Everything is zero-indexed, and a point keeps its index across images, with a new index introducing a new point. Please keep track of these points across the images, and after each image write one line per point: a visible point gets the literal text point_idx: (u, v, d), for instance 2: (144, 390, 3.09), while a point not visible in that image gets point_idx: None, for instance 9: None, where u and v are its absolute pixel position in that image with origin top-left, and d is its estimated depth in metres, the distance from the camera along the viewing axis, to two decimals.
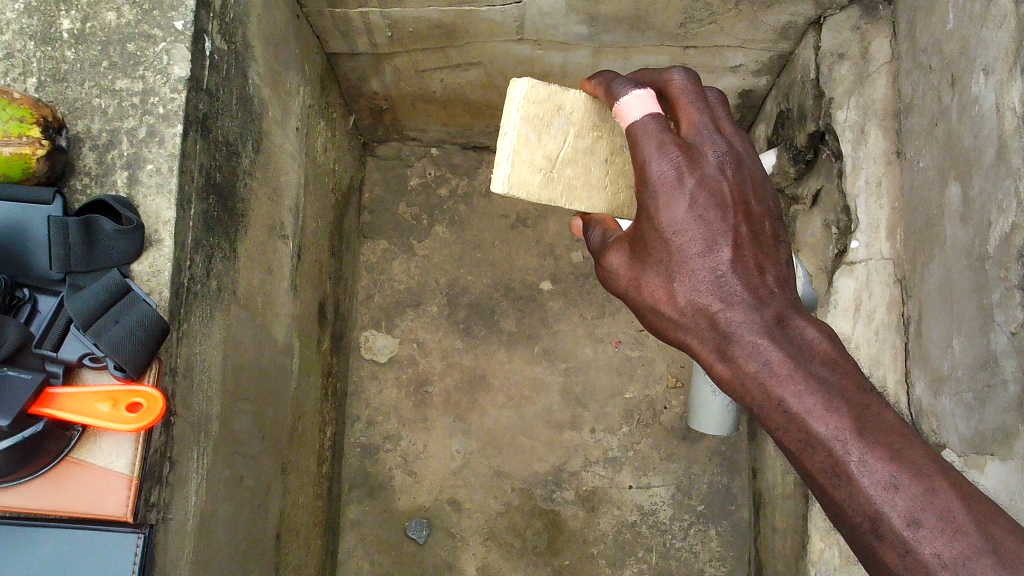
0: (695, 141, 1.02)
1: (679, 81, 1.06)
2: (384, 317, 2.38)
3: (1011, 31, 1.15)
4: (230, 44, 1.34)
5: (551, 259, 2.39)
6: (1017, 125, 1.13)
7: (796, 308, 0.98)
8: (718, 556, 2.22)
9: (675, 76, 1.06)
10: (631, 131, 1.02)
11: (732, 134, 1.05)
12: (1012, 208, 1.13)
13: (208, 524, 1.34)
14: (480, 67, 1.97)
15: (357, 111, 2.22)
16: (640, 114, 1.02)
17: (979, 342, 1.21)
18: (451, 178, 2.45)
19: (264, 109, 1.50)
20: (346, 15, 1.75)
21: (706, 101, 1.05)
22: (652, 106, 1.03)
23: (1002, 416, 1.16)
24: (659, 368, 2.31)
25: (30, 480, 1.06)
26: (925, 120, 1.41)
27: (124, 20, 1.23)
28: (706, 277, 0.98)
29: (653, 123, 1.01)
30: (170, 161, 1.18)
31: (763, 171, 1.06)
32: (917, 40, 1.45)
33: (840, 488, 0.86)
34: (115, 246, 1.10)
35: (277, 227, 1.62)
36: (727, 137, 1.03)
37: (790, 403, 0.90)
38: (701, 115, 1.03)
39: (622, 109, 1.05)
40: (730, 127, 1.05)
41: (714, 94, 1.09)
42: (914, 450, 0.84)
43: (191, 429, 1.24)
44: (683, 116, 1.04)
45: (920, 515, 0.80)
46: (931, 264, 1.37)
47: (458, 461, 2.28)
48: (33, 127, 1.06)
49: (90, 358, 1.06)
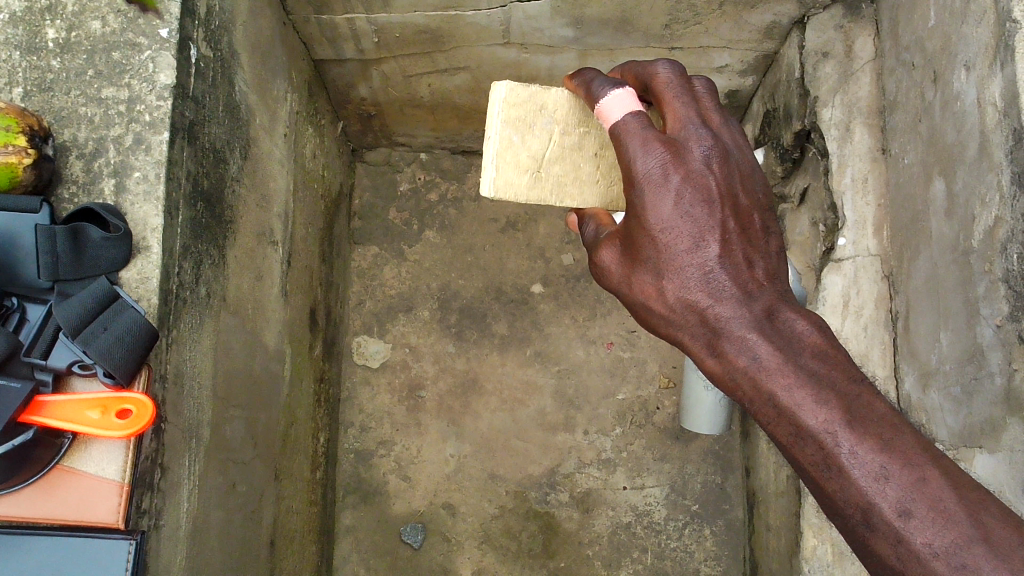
0: (680, 135, 1.02)
1: (664, 74, 1.06)
2: (375, 322, 2.38)
3: (990, 27, 1.16)
4: (216, 51, 1.34)
5: (541, 261, 2.40)
6: (998, 119, 1.13)
7: (785, 300, 0.98)
8: (713, 556, 2.22)
9: (661, 69, 1.06)
10: (616, 129, 1.02)
11: (719, 127, 1.05)
12: (996, 201, 1.14)
13: (200, 530, 1.33)
14: (467, 72, 1.97)
15: (345, 117, 2.22)
16: (623, 112, 1.03)
17: (966, 335, 1.22)
18: (441, 183, 2.45)
19: (251, 116, 1.51)
20: (333, 22, 1.76)
21: (691, 95, 1.05)
22: (632, 105, 1.03)
23: (990, 409, 1.17)
24: (651, 368, 2.32)
25: (20, 488, 1.06)
26: (909, 116, 1.42)
27: (109, 28, 1.23)
28: (694, 272, 0.98)
29: (636, 120, 1.01)
30: (157, 168, 1.18)
31: (751, 162, 1.06)
32: (899, 37, 1.46)
33: (832, 480, 0.86)
34: (103, 254, 1.10)
35: (266, 233, 1.62)
36: (713, 131, 1.04)
37: (780, 396, 0.90)
38: (686, 109, 1.03)
39: (605, 108, 1.06)
40: (717, 121, 1.05)
41: (701, 85, 1.09)
42: (905, 440, 0.84)
43: (182, 435, 1.25)
44: (669, 110, 1.04)
45: (911, 505, 0.81)
46: (917, 260, 1.38)
47: (452, 465, 2.28)
48: (19, 136, 1.07)
49: (78, 366, 1.07)
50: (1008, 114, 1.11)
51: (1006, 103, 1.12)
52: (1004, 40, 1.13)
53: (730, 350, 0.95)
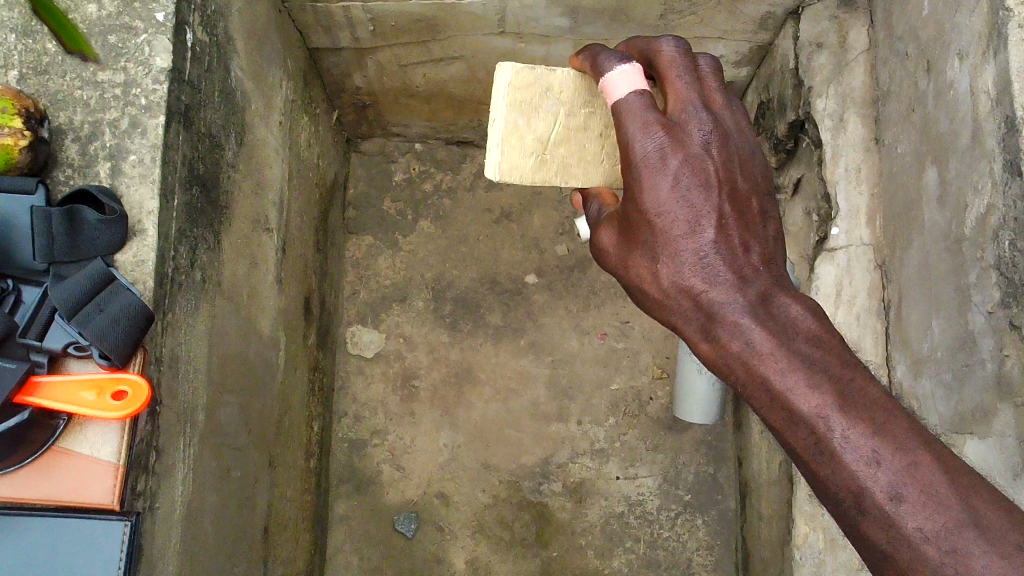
0: (680, 117, 1.01)
1: (670, 52, 1.05)
2: (370, 312, 2.38)
3: (983, 16, 1.17)
4: (212, 36, 1.34)
5: (535, 252, 2.40)
6: (990, 106, 1.14)
7: (781, 286, 0.98)
8: (706, 545, 2.23)
9: (665, 47, 1.05)
10: (616, 109, 1.02)
11: (722, 109, 1.04)
12: (988, 188, 1.14)
13: (196, 514, 1.34)
14: (462, 61, 1.98)
15: (340, 107, 2.22)
16: (625, 91, 1.02)
17: (958, 322, 1.23)
18: (435, 173, 2.46)
19: (247, 102, 1.51)
20: (328, 10, 1.76)
21: (695, 75, 1.04)
22: (637, 82, 1.02)
23: (981, 396, 1.18)
24: (644, 359, 2.32)
25: (15, 470, 1.06)
26: (902, 106, 1.43)
27: (105, 11, 1.23)
28: (690, 258, 0.98)
29: (637, 102, 1.00)
30: (152, 151, 1.18)
31: (751, 146, 1.05)
32: (893, 28, 1.47)
33: (825, 465, 0.86)
34: (98, 236, 1.10)
35: (262, 220, 1.62)
36: (715, 113, 1.03)
37: (773, 381, 0.90)
38: (688, 90, 1.03)
39: (607, 85, 1.05)
40: (721, 102, 1.05)
41: (707, 62, 1.08)
42: (898, 425, 0.84)
43: (177, 419, 1.25)
44: (670, 90, 1.03)
45: (902, 490, 0.81)
46: (910, 248, 1.39)
47: (446, 454, 2.29)
48: (15, 118, 1.07)
49: (74, 347, 1.06)
50: (1001, 102, 1.12)
51: (998, 91, 1.13)
52: (997, 29, 1.14)
53: (724, 334, 0.96)
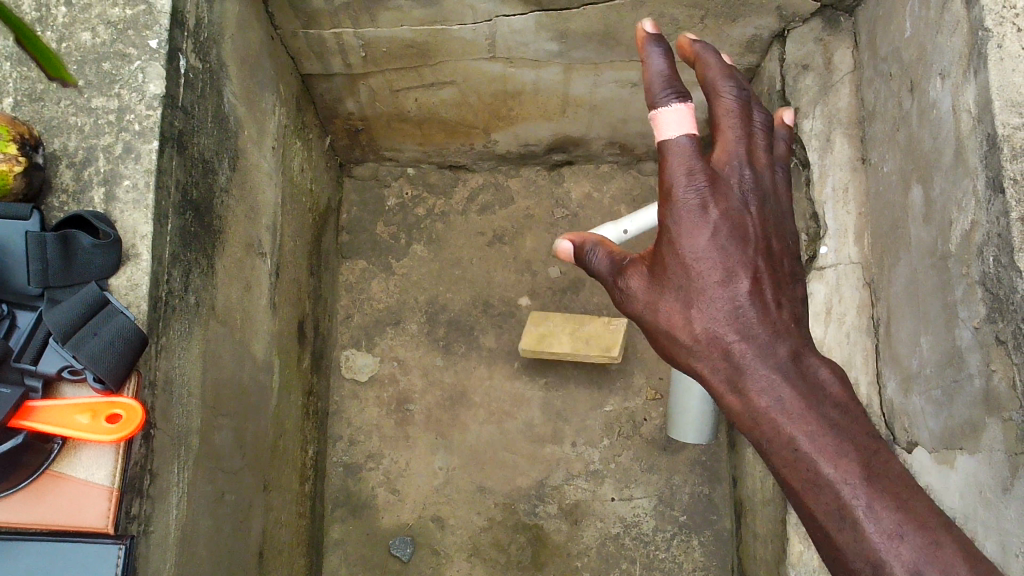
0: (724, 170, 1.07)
1: (729, 101, 1.11)
2: (364, 336, 2.39)
3: (963, 36, 1.19)
4: (206, 62, 1.36)
5: (528, 275, 2.41)
6: (972, 124, 1.16)
7: (808, 347, 1.02)
8: (702, 567, 2.21)
9: (728, 96, 1.12)
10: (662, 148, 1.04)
11: (763, 165, 1.10)
12: (971, 206, 1.16)
13: (189, 538, 1.34)
14: (454, 86, 2.00)
15: (333, 132, 2.25)
16: (676, 131, 1.03)
17: (945, 338, 1.24)
18: (428, 197, 2.47)
19: (240, 128, 1.52)
20: (321, 36, 1.78)
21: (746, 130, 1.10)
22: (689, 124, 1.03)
23: (969, 411, 1.19)
24: (637, 380, 2.33)
25: (10, 494, 1.07)
26: (887, 125, 1.44)
27: (100, 40, 1.25)
28: (725, 308, 1.01)
29: (688, 145, 1.02)
30: (146, 176, 1.19)
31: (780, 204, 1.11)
32: (877, 48, 1.49)
33: (845, 532, 0.90)
34: (93, 260, 1.11)
35: (255, 245, 1.63)
36: (756, 171, 1.09)
37: (801, 442, 0.94)
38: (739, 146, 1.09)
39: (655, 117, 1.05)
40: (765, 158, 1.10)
41: (762, 114, 1.14)
42: (919, 502, 0.90)
43: (170, 443, 1.25)
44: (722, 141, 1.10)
45: (924, 566, 0.86)
46: (897, 266, 1.40)
47: (440, 478, 2.28)
48: (10, 144, 1.08)
49: (69, 371, 1.07)
50: (982, 120, 1.14)
51: (980, 110, 1.15)
52: (976, 48, 1.16)
53: (754, 391, 0.99)
